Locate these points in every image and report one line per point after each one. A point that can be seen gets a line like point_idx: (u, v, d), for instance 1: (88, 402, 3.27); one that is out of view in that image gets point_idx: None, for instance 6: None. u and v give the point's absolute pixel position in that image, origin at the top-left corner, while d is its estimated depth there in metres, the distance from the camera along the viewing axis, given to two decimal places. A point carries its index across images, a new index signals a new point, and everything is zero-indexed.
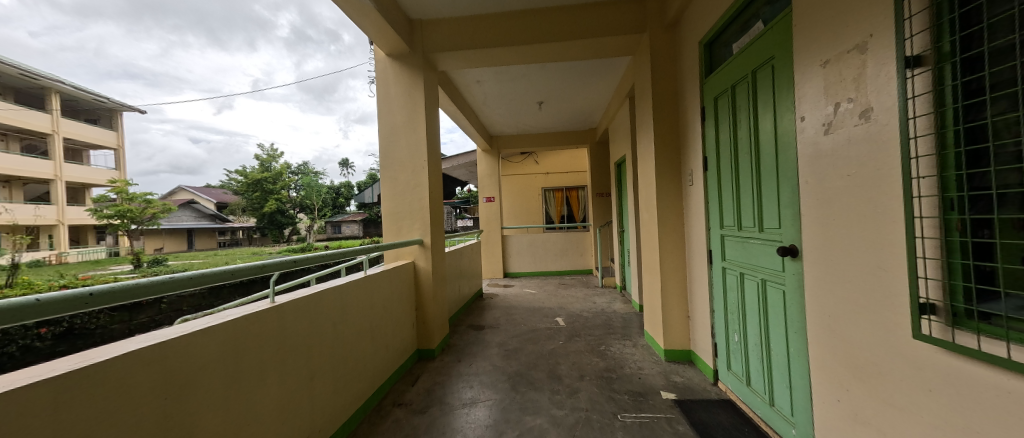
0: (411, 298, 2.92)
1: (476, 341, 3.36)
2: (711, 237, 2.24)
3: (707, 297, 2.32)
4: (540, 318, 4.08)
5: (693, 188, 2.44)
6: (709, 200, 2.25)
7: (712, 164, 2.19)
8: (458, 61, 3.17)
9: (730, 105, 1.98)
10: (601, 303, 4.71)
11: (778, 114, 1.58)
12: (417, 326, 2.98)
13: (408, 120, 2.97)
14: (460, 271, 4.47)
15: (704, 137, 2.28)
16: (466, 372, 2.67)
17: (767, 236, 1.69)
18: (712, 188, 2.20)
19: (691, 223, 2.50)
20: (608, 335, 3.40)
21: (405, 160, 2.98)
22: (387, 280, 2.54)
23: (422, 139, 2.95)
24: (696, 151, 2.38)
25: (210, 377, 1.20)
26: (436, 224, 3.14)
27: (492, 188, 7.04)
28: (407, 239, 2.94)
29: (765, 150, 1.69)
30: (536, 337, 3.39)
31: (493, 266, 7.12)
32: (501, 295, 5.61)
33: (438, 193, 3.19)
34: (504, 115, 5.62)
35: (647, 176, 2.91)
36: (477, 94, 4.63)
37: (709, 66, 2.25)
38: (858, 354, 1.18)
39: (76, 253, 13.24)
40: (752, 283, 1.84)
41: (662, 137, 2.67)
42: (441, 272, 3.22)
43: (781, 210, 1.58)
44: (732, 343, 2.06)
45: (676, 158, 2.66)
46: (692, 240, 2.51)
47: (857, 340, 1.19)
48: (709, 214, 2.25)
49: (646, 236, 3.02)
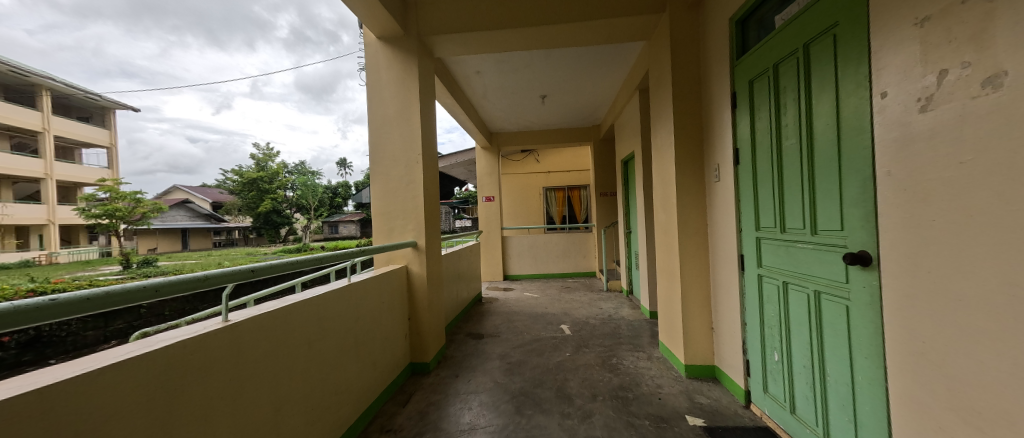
0: (403, 306, 2.63)
1: (475, 352, 3.09)
2: (743, 240, 1.98)
3: (737, 308, 2.05)
4: (544, 326, 3.80)
5: (721, 185, 2.17)
6: (740, 199, 1.98)
7: (746, 156, 1.92)
8: (457, 45, 2.89)
9: (769, 87, 1.72)
10: (607, 308, 4.43)
11: (841, 93, 1.31)
12: (411, 338, 2.69)
13: (401, 110, 2.69)
14: (458, 274, 4.19)
15: (735, 126, 2.01)
16: (464, 390, 2.40)
17: (822, 240, 1.42)
18: (745, 185, 1.93)
19: (717, 224, 2.23)
20: (619, 346, 3.12)
21: (397, 154, 2.69)
22: (376, 287, 2.25)
23: (416, 131, 2.67)
24: (725, 142, 2.10)
25: (130, 424, 0.93)
26: (432, 224, 2.85)
27: (492, 187, 6.76)
28: (399, 241, 2.65)
29: (820, 137, 1.43)
30: (540, 348, 3.11)
31: (492, 268, 6.84)
32: (501, 299, 5.33)
33: (435, 190, 2.91)
34: (505, 110, 5.35)
35: (664, 171, 2.63)
36: (476, 86, 4.36)
37: (742, 46, 1.98)
38: (983, 394, 0.92)
39: (69, 253, 12.95)
40: (798, 295, 1.58)
41: (683, 128, 2.40)
42: (437, 277, 2.94)
43: (844, 208, 1.31)
44: (770, 362, 1.79)
45: (699, 151, 2.39)
46: (718, 243, 2.24)
47: (980, 375, 0.92)
48: (741, 213, 1.98)
49: (662, 238, 2.75)
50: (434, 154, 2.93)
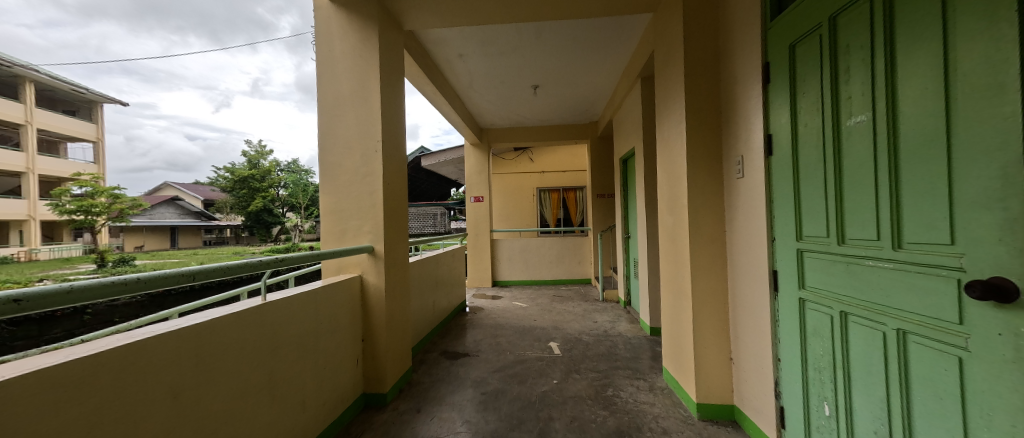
0: (356, 325, 2.17)
1: (447, 377, 2.62)
2: (777, 252, 1.54)
3: (767, 338, 1.61)
4: (530, 343, 3.34)
5: (747, 182, 1.73)
6: (774, 199, 1.55)
7: (783, 145, 1.49)
8: (429, 15, 2.45)
9: (821, 50, 1.29)
10: (603, 322, 3.98)
11: (954, 40, 0.88)
12: (365, 364, 2.22)
13: (358, 87, 2.24)
14: (435, 282, 3.72)
15: (768, 106, 1.58)
16: (424, 433, 1.93)
17: (912, 257, 0.99)
18: (783, 181, 1.50)
19: (740, 230, 1.78)
20: (615, 370, 2.67)
21: (352, 140, 2.24)
22: (312, 304, 1.79)
23: (375, 113, 2.22)
24: (753, 127, 1.67)
25: None
26: (396, 226, 2.40)
27: (481, 186, 6.32)
28: (352, 246, 2.18)
29: (911, 108, 0.99)
30: (523, 373, 2.65)
31: (480, 274, 6.37)
32: (486, 309, 4.87)
33: (399, 185, 2.46)
34: (494, 102, 4.92)
35: (672, 166, 2.19)
36: (460, 71, 3.94)
37: (778, 4, 1.55)
38: None
39: (49, 249, 12.24)
40: (864, 332, 1.14)
41: (697, 112, 1.96)
42: (402, 289, 2.48)
43: (958, 211, 0.88)
44: (816, 415, 1.35)
45: (716, 142, 1.96)
46: (739, 255, 1.80)
47: None
48: (775, 218, 1.55)
49: (668, 246, 2.30)
50: (400, 143, 2.48)
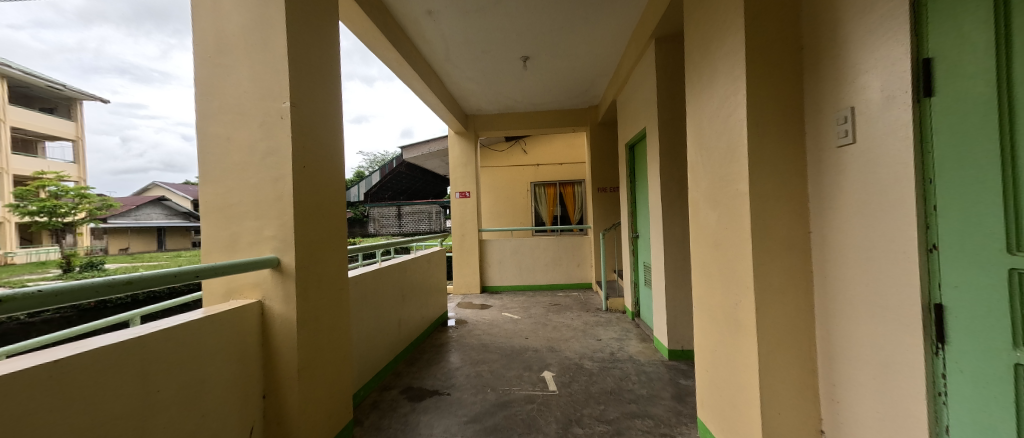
0: (253, 377, 1.46)
1: (400, 433, 1.92)
2: (948, 274, 0.85)
3: (916, 423, 0.91)
4: (520, 374, 2.63)
5: (867, 149, 1.02)
6: (939, 179, 0.86)
7: (969, 73, 0.79)
8: None
9: None
10: (609, 340, 3.29)
11: None
12: (268, 433, 1.51)
13: (255, 23, 1.51)
14: (402, 296, 3.01)
15: (926, 9, 0.87)
16: None
17: None
18: (970, 141, 0.80)
19: (851, 233, 1.09)
20: (630, 420, 1.96)
21: (247, 103, 1.51)
22: (144, 360, 1.09)
23: (279, 62, 1.50)
24: (884, 54, 0.97)
25: None
26: (322, 228, 1.68)
27: (468, 179, 5.62)
28: (249, 258, 1.46)
29: None
30: (505, 426, 1.96)
31: (467, 279, 5.65)
32: (470, 322, 4.16)
33: (327, 170, 1.73)
34: (477, 79, 4.22)
35: (718, 138, 1.48)
36: (431, 36, 3.24)
37: None
38: None
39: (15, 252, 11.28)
40: None
41: (764, 48, 1.27)
42: (335, 316, 1.77)
43: None
44: None
45: (792, 94, 1.27)
46: (847, 272, 1.10)
47: None
48: (944, 210, 0.85)
49: (709, 254, 1.60)
50: (329, 113, 1.76)
